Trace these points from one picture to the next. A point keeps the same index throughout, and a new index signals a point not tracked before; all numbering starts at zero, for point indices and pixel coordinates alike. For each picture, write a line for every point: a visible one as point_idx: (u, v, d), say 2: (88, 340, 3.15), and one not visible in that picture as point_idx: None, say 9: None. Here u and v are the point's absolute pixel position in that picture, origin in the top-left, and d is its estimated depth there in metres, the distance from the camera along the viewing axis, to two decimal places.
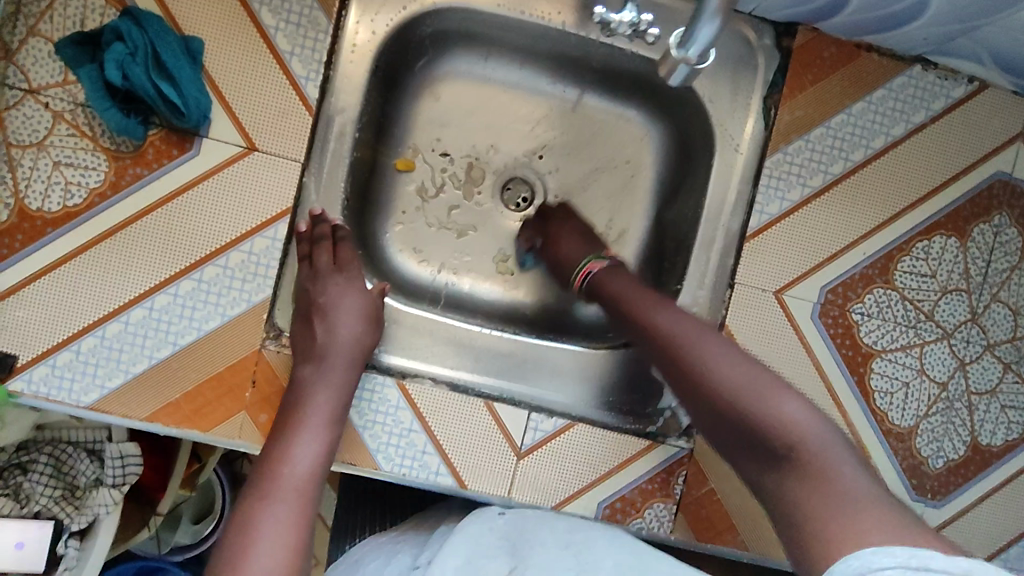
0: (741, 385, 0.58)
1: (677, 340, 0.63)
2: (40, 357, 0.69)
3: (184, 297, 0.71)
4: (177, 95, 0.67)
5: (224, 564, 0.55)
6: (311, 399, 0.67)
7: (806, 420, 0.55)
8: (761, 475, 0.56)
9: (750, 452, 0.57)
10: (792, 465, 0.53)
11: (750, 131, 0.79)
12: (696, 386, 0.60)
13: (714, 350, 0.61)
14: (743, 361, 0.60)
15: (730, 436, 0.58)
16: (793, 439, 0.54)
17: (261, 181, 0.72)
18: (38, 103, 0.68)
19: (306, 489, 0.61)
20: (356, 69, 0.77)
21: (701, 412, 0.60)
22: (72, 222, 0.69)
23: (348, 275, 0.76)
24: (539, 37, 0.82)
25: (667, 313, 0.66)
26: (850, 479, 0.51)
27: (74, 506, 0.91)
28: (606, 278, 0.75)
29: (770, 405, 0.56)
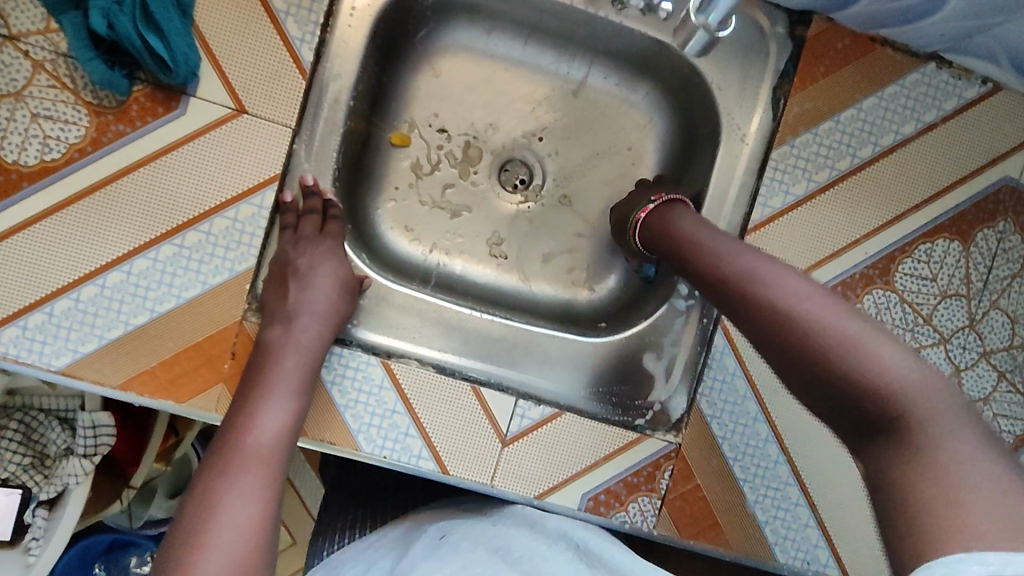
0: (835, 331, 0.50)
1: (762, 285, 0.56)
2: (10, 318, 0.66)
3: (163, 263, 0.68)
4: (164, 49, 0.64)
5: (182, 537, 0.52)
6: (277, 365, 0.64)
7: (916, 378, 0.47)
8: (860, 441, 0.48)
9: (851, 414, 0.48)
10: (899, 430, 0.45)
11: (757, 122, 0.77)
12: (783, 332, 0.52)
13: (808, 295, 0.53)
14: (836, 310, 0.52)
15: (816, 390, 0.50)
16: (903, 399, 0.46)
17: (249, 145, 0.69)
18: (17, 50, 0.65)
19: (272, 458, 0.58)
20: (354, 34, 0.74)
21: (784, 361, 0.53)
22: (49, 178, 0.66)
23: (330, 245, 0.73)
24: (546, 13, 0.79)
25: (750, 260, 0.59)
26: (963, 443, 0.43)
27: (43, 475, 0.90)
28: (670, 226, 0.70)
29: (875, 354, 0.48)
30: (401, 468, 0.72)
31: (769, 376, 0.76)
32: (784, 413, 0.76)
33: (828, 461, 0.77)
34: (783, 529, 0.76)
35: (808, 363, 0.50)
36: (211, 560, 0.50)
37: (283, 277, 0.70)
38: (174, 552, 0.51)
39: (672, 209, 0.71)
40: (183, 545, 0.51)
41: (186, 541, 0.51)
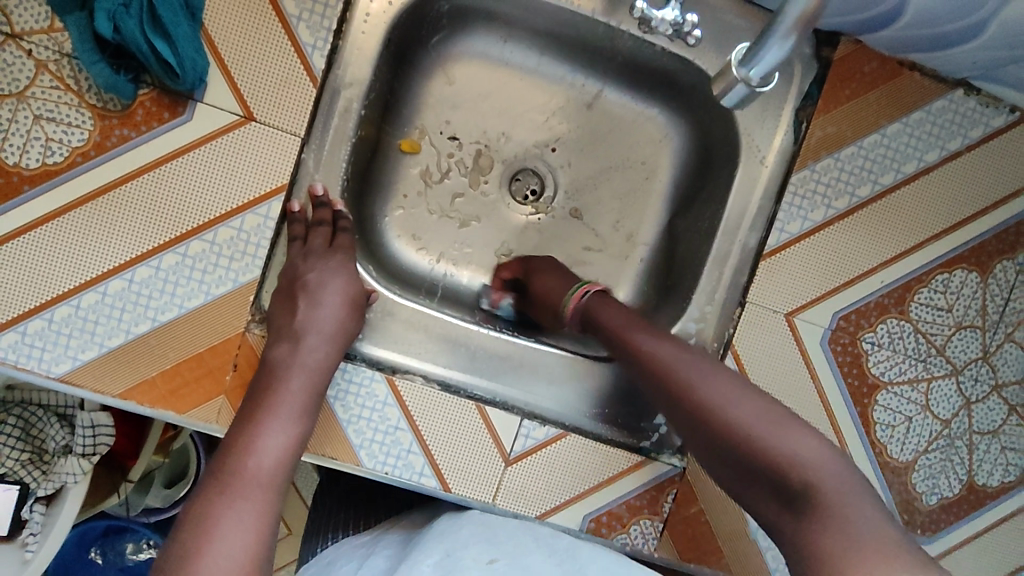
0: (752, 421, 0.53)
1: (672, 369, 0.59)
2: (10, 323, 0.65)
3: (166, 272, 0.66)
4: (171, 54, 0.61)
5: (175, 562, 0.50)
6: (281, 387, 0.63)
7: (817, 454, 0.51)
8: (777, 517, 0.50)
9: (767, 493, 0.51)
10: (807, 505, 0.48)
11: (778, 144, 0.75)
12: (696, 413, 0.56)
13: (711, 379, 0.58)
14: (752, 396, 0.56)
15: (734, 469, 0.54)
16: (812, 475, 0.49)
17: (256, 154, 0.67)
18: (20, 49, 0.63)
19: (270, 485, 0.57)
20: (367, 40, 0.71)
21: (698, 441, 0.56)
22: (50, 182, 0.64)
23: (340, 258, 0.72)
24: (565, 23, 0.77)
25: (657, 339, 0.63)
26: (862, 508, 0.47)
27: (41, 471, 0.88)
28: (598, 304, 0.70)
29: (782, 437, 0.52)
30: (403, 485, 0.71)
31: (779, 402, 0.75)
32: None
33: None
34: (784, 555, 0.75)
35: (727, 447, 0.54)
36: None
37: (291, 292, 0.68)
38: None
39: (598, 293, 0.71)
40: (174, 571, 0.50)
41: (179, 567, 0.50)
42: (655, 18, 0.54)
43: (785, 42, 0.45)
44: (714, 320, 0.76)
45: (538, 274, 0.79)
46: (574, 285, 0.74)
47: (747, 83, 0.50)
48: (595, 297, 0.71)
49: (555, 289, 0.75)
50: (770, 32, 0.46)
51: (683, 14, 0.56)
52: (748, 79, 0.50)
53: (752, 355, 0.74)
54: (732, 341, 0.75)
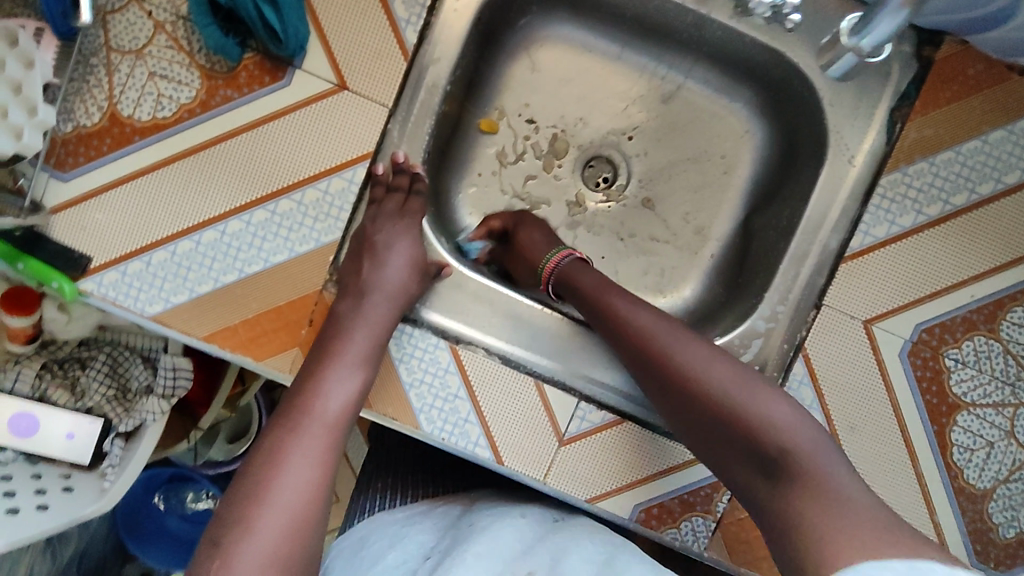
0: (729, 384, 0.60)
1: (660, 341, 0.64)
2: (113, 263, 0.70)
3: (255, 227, 0.70)
4: (277, 19, 0.65)
5: (247, 485, 0.58)
6: (348, 335, 0.67)
7: (788, 416, 0.58)
8: (751, 476, 0.58)
9: (741, 453, 0.59)
10: (786, 469, 0.56)
11: (870, 144, 0.72)
12: (676, 380, 0.62)
13: (688, 348, 0.63)
14: (723, 361, 0.62)
15: (713, 434, 0.61)
16: (778, 436, 0.57)
17: (347, 121, 0.70)
18: (142, 11, 0.68)
19: (333, 427, 0.63)
20: (459, 18, 0.73)
21: (687, 408, 0.62)
22: (158, 134, 0.69)
23: (408, 223, 0.74)
24: (653, 9, 0.77)
25: (627, 302, 0.69)
26: (824, 463, 0.55)
27: (124, 408, 0.96)
28: (577, 269, 0.74)
29: (758, 403, 0.59)
30: (458, 453, 0.73)
31: (849, 412, 0.71)
32: (864, 456, 0.71)
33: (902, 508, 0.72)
34: None
35: (710, 413, 0.60)
36: (271, 513, 0.56)
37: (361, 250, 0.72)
38: (238, 497, 0.58)
39: (579, 259, 0.74)
40: (249, 494, 0.57)
41: (251, 491, 0.58)
42: None
43: (897, 15, 0.55)
44: (786, 321, 0.74)
45: (523, 232, 0.80)
46: (550, 252, 0.77)
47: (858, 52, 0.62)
48: (575, 259, 0.75)
49: (539, 247, 0.78)
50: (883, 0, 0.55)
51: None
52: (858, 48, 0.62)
53: (824, 361, 0.71)
54: (803, 344, 0.72)
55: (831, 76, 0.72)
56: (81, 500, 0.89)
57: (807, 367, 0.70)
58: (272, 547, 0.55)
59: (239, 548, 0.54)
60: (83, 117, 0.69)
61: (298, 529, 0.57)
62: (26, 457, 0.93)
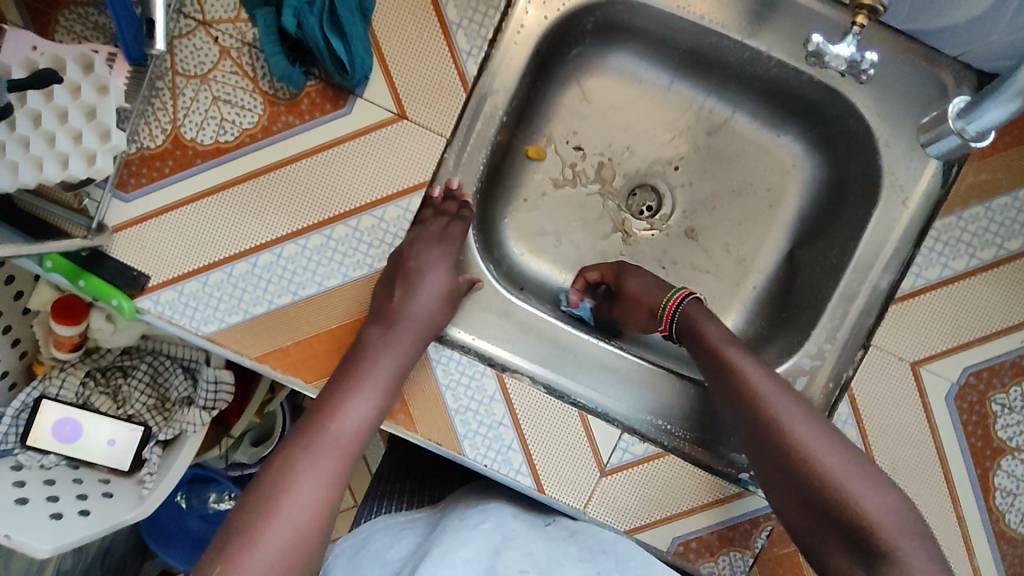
0: (838, 469, 0.57)
1: (772, 407, 0.60)
2: (170, 282, 0.71)
3: (310, 251, 0.71)
4: (345, 52, 0.66)
5: (256, 497, 0.58)
6: (372, 359, 0.67)
7: (897, 513, 0.55)
8: (846, 567, 0.54)
9: (838, 539, 0.55)
10: (884, 564, 0.52)
11: (924, 185, 0.72)
12: (783, 449, 0.59)
13: (804, 423, 0.59)
14: (834, 444, 0.58)
15: (811, 514, 0.57)
16: (888, 533, 0.53)
17: (404, 150, 0.71)
18: (209, 36, 0.70)
19: (348, 448, 0.62)
20: (518, 51, 0.74)
21: (786, 479, 0.58)
22: (219, 158, 0.70)
23: (446, 247, 0.73)
24: (710, 44, 0.77)
25: (748, 361, 0.64)
26: (925, 571, 0.52)
27: (163, 417, 0.98)
28: (698, 317, 0.71)
29: (865, 494, 0.55)
30: (500, 479, 0.73)
31: (893, 452, 0.71)
32: (906, 496, 0.71)
33: (941, 552, 0.71)
34: None
35: (811, 490, 0.57)
36: (275, 528, 0.56)
37: (394, 275, 0.70)
38: (247, 508, 0.57)
39: (700, 303, 0.71)
40: (256, 506, 0.57)
41: (259, 503, 0.57)
42: (828, 53, 0.62)
43: (1008, 104, 0.57)
44: (832, 359, 0.74)
45: (625, 278, 0.79)
46: (667, 294, 0.75)
47: (962, 134, 0.66)
48: (694, 306, 0.72)
49: (648, 291, 0.76)
50: (990, 97, 0.59)
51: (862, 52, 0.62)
52: (963, 130, 0.66)
53: (870, 400, 0.72)
54: (849, 384, 0.72)
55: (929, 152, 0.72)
56: (122, 506, 0.90)
57: (853, 406, 0.71)
58: (273, 561, 0.54)
59: (241, 557, 0.54)
60: (146, 139, 0.70)
61: (301, 548, 0.56)
62: (68, 462, 0.93)
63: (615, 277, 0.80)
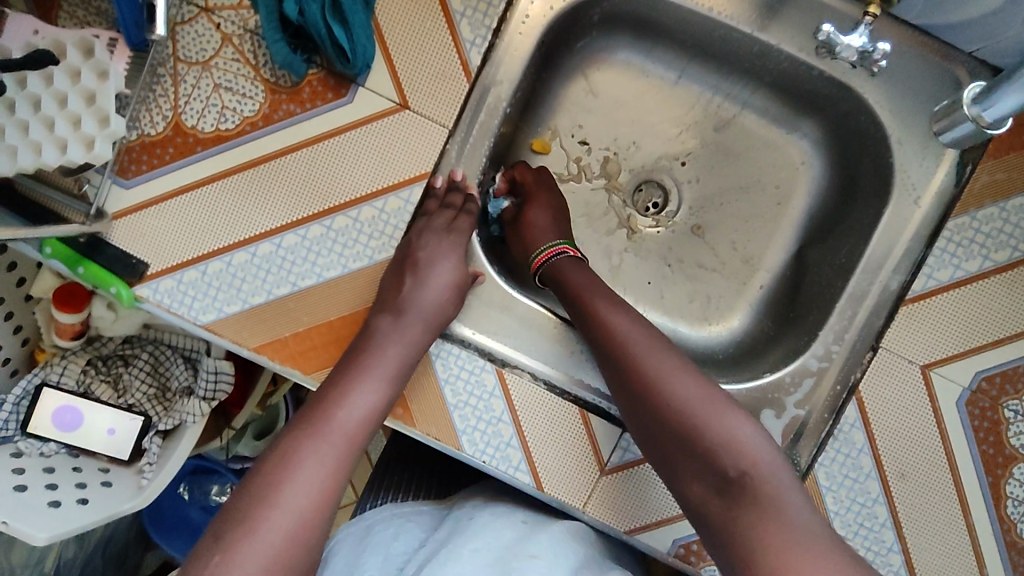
0: (693, 400, 0.59)
1: (637, 348, 0.63)
2: (169, 270, 0.71)
3: (310, 241, 0.70)
4: (346, 39, 0.65)
5: (258, 483, 0.57)
6: (379, 349, 0.66)
7: (752, 437, 0.57)
8: (707, 497, 0.56)
9: (696, 469, 0.57)
10: (738, 489, 0.54)
11: (937, 184, 0.70)
12: (641, 385, 0.61)
13: (664, 357, 0.62)
14: (695, 378, 0.61)
15: (673, 447, 0.59)
16: (742, 457, 0.55)
17: (406, 140, 0.70)
18: (211, 23, 0.69)
19: (353, 438, 0.61)
20: (523, 42, 0.73)
21: (645, 415, 0.61)
22: (220, 146, 0.70)
23: (455, 239, 0.73)
24: (719, 37, 0.76)
25: (611, 304, 0.68)
26: (784, 489, 0.54)
27: (163, 407, 0.97)
28: (569, 266, 0.74)
29: (722, 421, 0.57)
30: (498, 476, 0.72)
31: (901, 458, 0.70)
32: (914, 503, 0.70)
33: (949, 561, 0.69)
34: None
35: (671, 423, 0.59)
36: (277, 515, 0.55)
37: (402, 264, 0.70)
38: (247, 493, 0.56)
39: (574, 258, 0.74)
40: (258, 491, 0.56)
41: (262, 488, 0.56)
42: (840, 43, 0.63)
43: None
44: (840, 362, 0.72)
45: (533, 201, 0.80)
46: (551, 241, 0.77)
47: (979, 122, 0.64)
48: (570, 261, 0.75)
49: (545, 228, 0.78)
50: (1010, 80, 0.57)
51: (874, 43, 0.64)
52: (980, 118, 0.64)
53: (878, 404, 0.70)
54: (857, 387, 0.71)
55: (943, 139, 0.70)
56: (119, 496, 0.89)
57: (860, 409, 0.69)
58: (274, 550, 0.53)
59: (241, 544, 0.53)
60: (147, 126, 0.70)
61: (300, 535, 0.55)
62: (68, 450, 0.94)
63: (529, 192, 0.80)
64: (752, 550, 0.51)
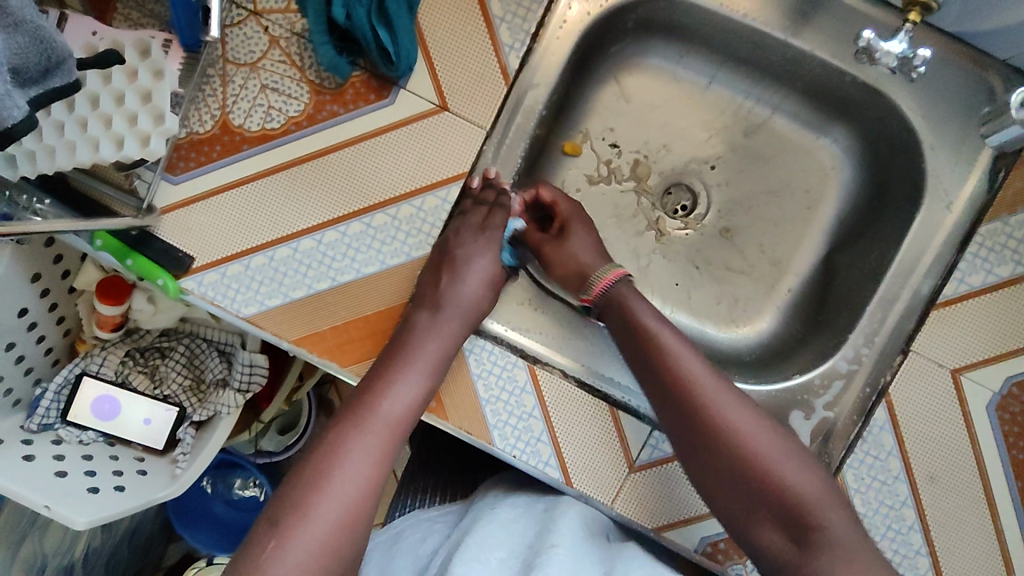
0: (763, 447, 0.60)
1: (703, 390, 0.63)
2: (214, 264, 0.73)
3: (351, 238, 0.73)
4: (391, 43, 0.67)
5: (307, 473, 0.59)
6: (421, 343, 0.68)
7: (821, 486, 0.58)
8: (778, 541, 0.57)
9: (768, 515, 0.58)
10: (812, 537, 0.56)
11: (970, 190, 0.71)
12: (709, 431, 0.61)
13: (732, 405, 0.62)
14: (759, 422, 0.61)
15: (739, 491, 0.60)
16: (814, 507, 0.57)
17: (444, 141, 0.72)
18: (259, 26, 0.72)
19: (397, 430, 0.64)
20: (560, 46, 0.74)
21: (711, 459, 0.61)
22: (266, 145, 0.72)
23: (489, 237, 0.75)
24: (753, 42, 0.77)
25: (674, 339, 0.67)
26: (847, 537, 0.55)
27: (198, 398, 1.00)
28: (630, 293, 0.72)
29: (791, 469, 0.59)
30: (527, 470, 0.74)
31: (931, 461, 0.70)
32: (943, 507, 0.70)
33: (978, 564, 0.70)
34: None
35: (738, 468, 0.59)
36: (327, 504, 0.57)
37: (440, 263, 0.72)
38: (298, 482, 0.59)
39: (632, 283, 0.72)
40: (307, 480, 0.58)
41: (311, 478, 0.59)
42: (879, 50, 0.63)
43: None
44: (870, 365, 0.73)
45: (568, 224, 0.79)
46: (602, 269, 0.74)
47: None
48: (629, 285, 0.73)
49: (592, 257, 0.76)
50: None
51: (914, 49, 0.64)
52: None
53: (907, 407, 0.70)
54: (887, 391, 0.71)
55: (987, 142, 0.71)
56: (155, 485, 0.92)
57: (890, 412, 0.70)
58: (325, 537, 0.56)
59: (295, 531, 0.55)
60: (196, 124, 0.72)
61: (350, 523, 0.58)
62: (105, 439, 0.96)
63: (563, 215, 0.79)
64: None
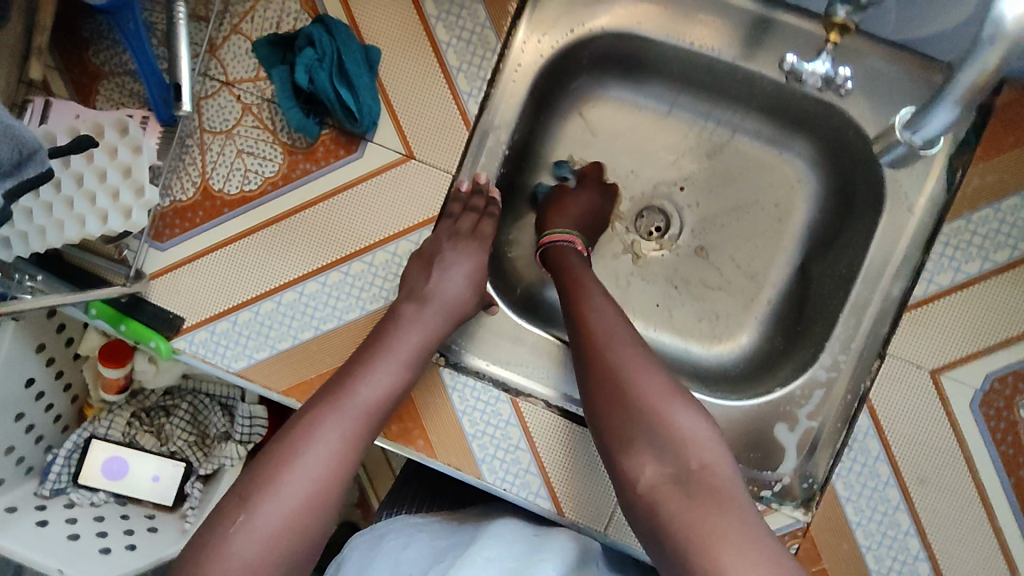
0: (656, 391, 0.61)
1: (608, 339, 0.65)
2: (203, 323, 0.76)
3: (330, 287, 0.75)
4: (353, 101, 0.72)
5: (276, 451, 0.60)
6: (402, 335, 0.69)
7: (709, 438, 0.59)
8: (655, 481, 0.57)
9: (649, 453, 0.58)
10: (691, 479, 0.56)
11: (929, 191, 0.72)
12: (608, 373, 0.63)
13: (631, 352, 0.64)
14: (658, 372, 0.63)
15: (626, 431, 0.60)
16: (695, 450, 0.57)
17: (414, 186, 0.75)
18: (232, 95, 0.76)
19: (371, 412, 0.65)
20: (517, 88, 0.78)
21: (608, 400, 0.62)
22: (246, 206, 0.76)
23: (474, 242, 0.77)
24: (704, 66, 0.80)
25: (591, 297, 0.70)
26: (722, 481, 0.56)
27: (203, 452, 1.02)
28: (565, 254, 0.77)
29: (680, 414, 0.59)
30: (518, 502, 0.75)
31: (920, 463, 0.70)
32: (936, 507, 0.69)
33: (978, 564, 0.69)
34: None
35: (632, 405, 0.60)
36: (294, 478, 0.58)
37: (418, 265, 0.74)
38: (268, 460, 0.59)
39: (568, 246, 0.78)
40: (276, 459, 0.59)
41: (277, 454, 0.59)
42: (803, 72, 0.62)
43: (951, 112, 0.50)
44: (849, 371, 0.73)
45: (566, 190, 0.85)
46: (562, 228, 0.80)
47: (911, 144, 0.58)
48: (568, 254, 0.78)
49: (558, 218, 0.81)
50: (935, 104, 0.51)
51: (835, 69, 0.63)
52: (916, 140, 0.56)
53: (890, 412, 0.70)
54: (867, 396, 0.71)
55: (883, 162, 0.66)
56: (166, 539, 0.93)
57: (872, 418, 0.70)
58: (285, 513, 0.57)
59: (264, 508, 0.56)
60: (178, 192, 0.76)
61: (314, 501, 0.58)
62: (116, 499, 0.98)
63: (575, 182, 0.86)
64: (689, 532, 0.52)
